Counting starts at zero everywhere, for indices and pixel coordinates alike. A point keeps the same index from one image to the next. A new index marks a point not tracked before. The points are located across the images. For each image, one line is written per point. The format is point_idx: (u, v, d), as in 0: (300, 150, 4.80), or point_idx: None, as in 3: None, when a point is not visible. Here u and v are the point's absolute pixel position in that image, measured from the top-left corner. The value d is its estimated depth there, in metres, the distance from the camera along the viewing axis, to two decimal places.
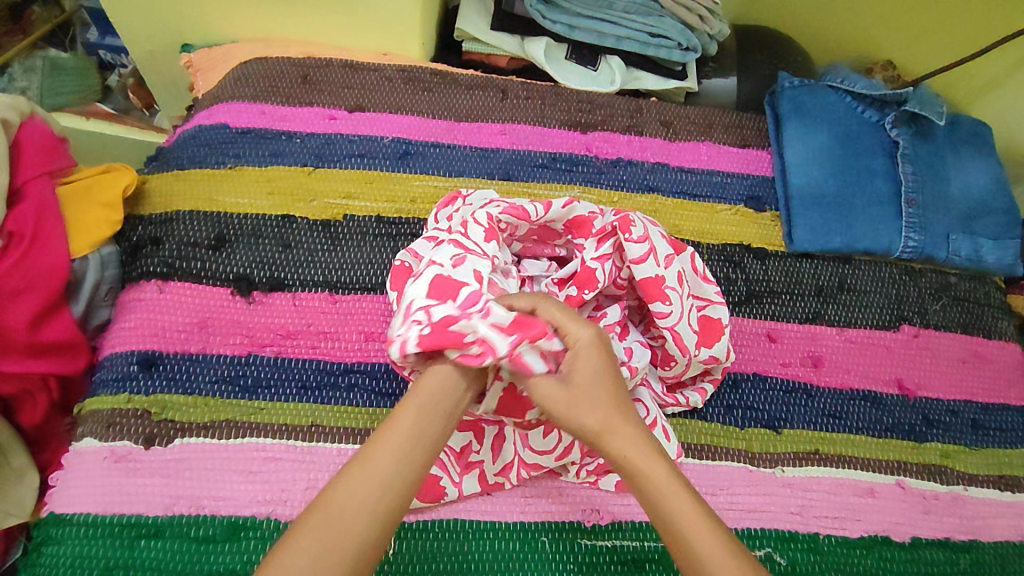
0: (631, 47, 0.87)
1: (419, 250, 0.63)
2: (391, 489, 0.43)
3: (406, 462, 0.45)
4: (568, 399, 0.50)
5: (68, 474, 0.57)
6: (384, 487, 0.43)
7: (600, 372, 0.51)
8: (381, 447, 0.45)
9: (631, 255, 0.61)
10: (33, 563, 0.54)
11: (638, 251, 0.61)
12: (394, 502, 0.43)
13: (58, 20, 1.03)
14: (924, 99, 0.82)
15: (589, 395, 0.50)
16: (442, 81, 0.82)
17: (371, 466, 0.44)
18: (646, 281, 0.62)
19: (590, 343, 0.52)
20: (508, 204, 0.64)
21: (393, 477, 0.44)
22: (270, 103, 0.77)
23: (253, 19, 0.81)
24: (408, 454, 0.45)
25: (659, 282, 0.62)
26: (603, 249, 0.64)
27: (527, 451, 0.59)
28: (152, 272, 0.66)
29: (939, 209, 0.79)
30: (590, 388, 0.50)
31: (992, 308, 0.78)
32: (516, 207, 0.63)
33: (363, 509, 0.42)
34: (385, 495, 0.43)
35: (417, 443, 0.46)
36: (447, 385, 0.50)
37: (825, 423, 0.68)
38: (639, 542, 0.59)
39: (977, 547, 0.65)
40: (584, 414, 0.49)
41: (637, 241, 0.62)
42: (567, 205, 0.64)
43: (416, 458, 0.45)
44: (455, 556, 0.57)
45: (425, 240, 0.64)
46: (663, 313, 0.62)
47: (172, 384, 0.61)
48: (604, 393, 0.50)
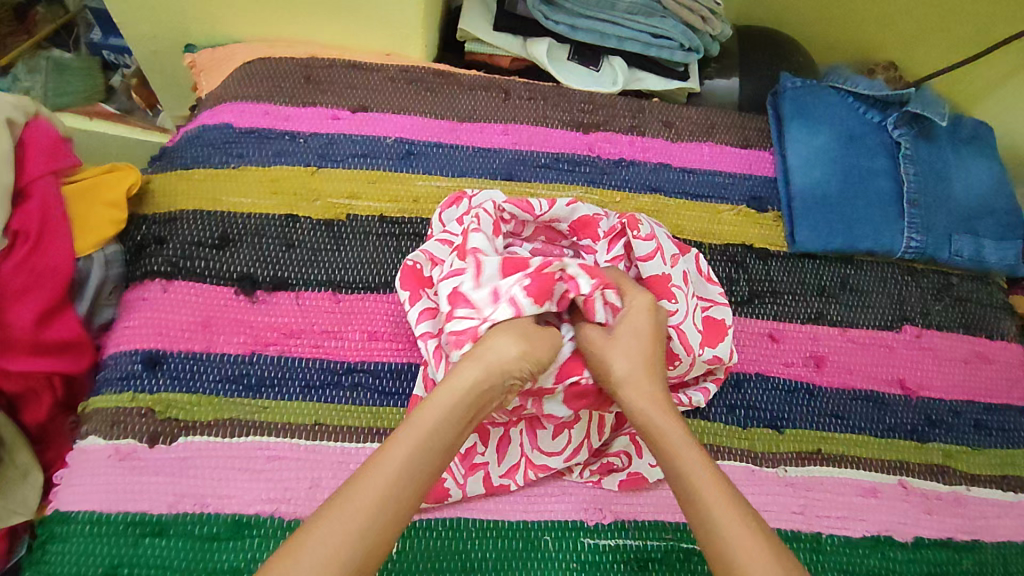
0: (633, 47, 0.88)
1: (434, 253, 0.65)
2: (378, 528, 0.43)
3: (388, 506, 0.44)
4: (609, 347, 0.57)
5: (74, 472, 0.57)
6: (367, 527, 0.43)
7: (643, 330, 0.57)
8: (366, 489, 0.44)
9: (639, 253, 0.64)
10: (38, 560, 0.54)
11: (646, 248, 0.64)
12: (377, 543, 0.43)
13: (61, 20, 1.04)
14: (927, 100, 0.82)
15: (627, 346, 0.57)
16: (445, 81, 0.82)
17: (357, 503, 0.44)
18: (655, 278, 0.64)
19: (642, 306, 0.59)
20: (517, 202, 0.65)
21: (379, 516, 0.44)
22: (274, 103, 0.77)
23: (257, 19, 0.81)
24: (390, 497, 0.45)
25: (666, 279, 0.64)
26: (615, 249, 0.67)
27: (535, 453, 0.61)
28: (156, 271, 0.66)
29: (941, 209, 0.79)
30: (630, 341, 0.57)
31: (995, 308, 0.78)
32: (525, 205, 0.65)
33: (342, 547, 0.42)
34: (368, 535, 0.43)
35: (406, 483, 0.46)
36: (442, 423, 0.49)
37: (828, 423, 0.68)
38: (642, 541, 0.60)
39: (979, 547, 0.65)
40: (615, 360, 0.56)
41: (644, 238, 0.64)
42: (570, 204, 0.66)
43: (400, 502, 0.45)
44: (458, 555, 0.57)
45: (440, 242, 0.66)
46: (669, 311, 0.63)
47: (176, 383, 0.61)
48: (641, 346, 0.57)
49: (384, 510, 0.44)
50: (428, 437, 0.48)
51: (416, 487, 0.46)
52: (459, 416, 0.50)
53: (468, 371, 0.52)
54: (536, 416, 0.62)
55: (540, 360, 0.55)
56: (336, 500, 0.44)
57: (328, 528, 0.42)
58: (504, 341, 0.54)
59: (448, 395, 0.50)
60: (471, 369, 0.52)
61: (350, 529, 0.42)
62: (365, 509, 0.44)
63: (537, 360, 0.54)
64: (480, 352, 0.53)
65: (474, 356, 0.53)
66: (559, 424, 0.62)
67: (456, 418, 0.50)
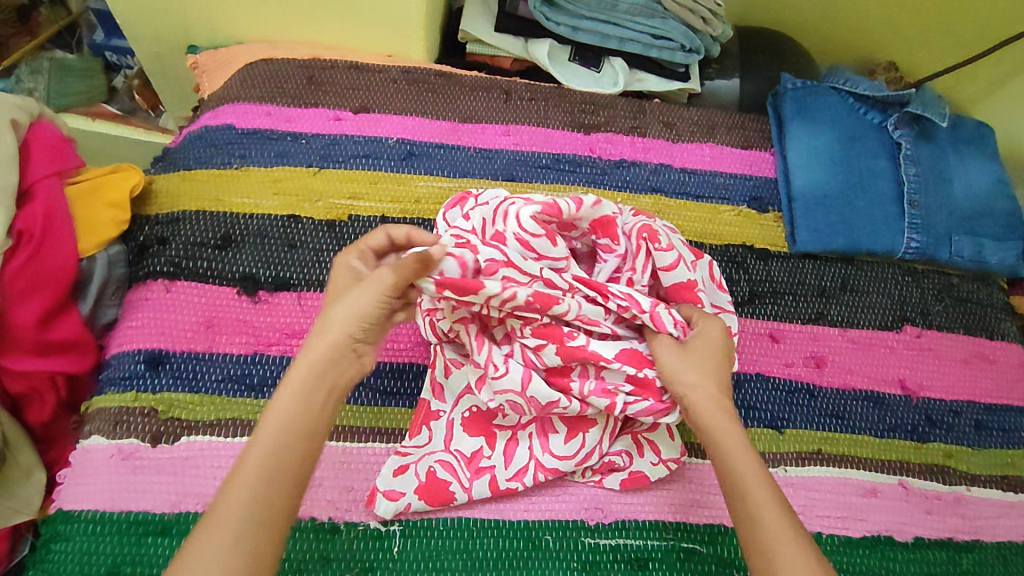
0: (634, 48, 0.88)
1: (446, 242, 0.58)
2: (257, 532, 0.43)
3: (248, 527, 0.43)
4: (680, 360, 0.56)
5: (77, 471, 0.58)
6: (240, 538, 0.42)
7: (713, 351, 0.57)
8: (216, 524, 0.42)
9: (659, 263, 0.62)
10: (41, 560, 0.54)
11: (667, 258, 0.62)
12: (264, 546, 0.43)
13: (64, 21, 1.04)
14: (927, 102, 0.83)
15: (698, 361, 0.56)
16: (446, 82, 0.82)
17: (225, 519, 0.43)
18: (677, 285, 0.62)
19: (707, 328, 0.58)
20: (543, 205, 0.60)
21: (250, 523, 0.43)
22: (276, 104, 0.78)
23: (258, 20, 0.82)
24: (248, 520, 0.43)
25: (691, 286, 0.62)
26: (646, 268, 0.62)
27: (546, 455, 0.60)
28: (158, 272, 0.66)
29: (942, 210, 0.79)
30: (699, 357, 0.56)
31: (995, 309, 0.79)
32: (553, 209, 0.60)
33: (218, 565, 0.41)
34: (247, 542, 0.42)
35: (273, 480, 0.45)
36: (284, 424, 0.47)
37: (828, 423, 0.69)
38: (642, 541, 0.60)
39: (978, 546, 0.65)
40: (687, 369, 0.56)
41: (664, 249, 0.62)
42: (597, 203, 0.62)
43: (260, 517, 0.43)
44: (460, 554, 0.57)
45: (454, 237, 0.59)
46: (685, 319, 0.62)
47: (178, 383, 0.62)
48: (708, 363, 0.56)
49: (260, 519, 0.43)
50: (282, 430, 0.47)
51: (284, 479, 0.45)
52: (302, 409, 0.48)
53: (305, 356, 0.50)
54: (548, 418, 0.61)
55: (369, 311, 0.51)
56: (203, 521, 0.43)
57: (197, 551, 0.41)
58: (330, 312, 0.51)
59: (293, 387, 0.49)
60: (308, 355, 0.50)
61: (222, 546, 0.42)
62: (234, 520, 0.43)
63: (366, 310, 0.51)
64: (315, 332, 0.51)
65: (312, 339, 0.51)
66: (571, 428, 0.60)
67: (308, 400, 0.48)
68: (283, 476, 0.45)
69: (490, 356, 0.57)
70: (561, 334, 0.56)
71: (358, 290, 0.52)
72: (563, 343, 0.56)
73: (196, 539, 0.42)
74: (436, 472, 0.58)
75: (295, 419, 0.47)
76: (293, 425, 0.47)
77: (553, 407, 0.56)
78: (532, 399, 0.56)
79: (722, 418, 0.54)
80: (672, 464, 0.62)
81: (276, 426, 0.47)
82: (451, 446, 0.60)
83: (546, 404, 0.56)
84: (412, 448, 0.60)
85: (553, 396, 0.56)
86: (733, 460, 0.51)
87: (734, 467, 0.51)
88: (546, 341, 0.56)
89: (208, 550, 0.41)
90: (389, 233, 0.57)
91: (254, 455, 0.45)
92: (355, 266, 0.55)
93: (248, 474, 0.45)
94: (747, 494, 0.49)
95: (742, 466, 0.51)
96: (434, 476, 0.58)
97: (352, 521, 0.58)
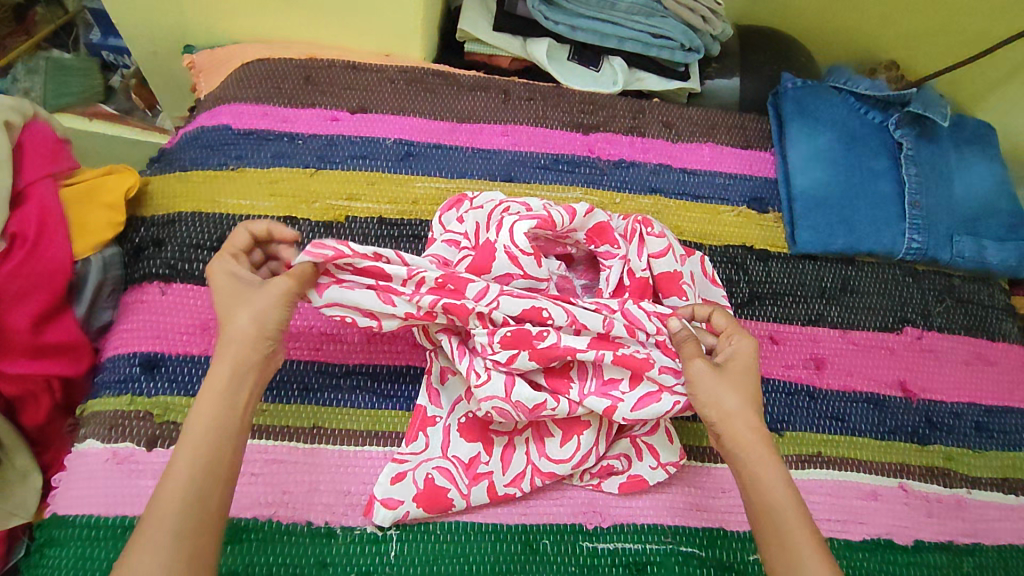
0: (634, 48, 0.87)
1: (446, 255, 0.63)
2: (197, 534, 0.44)
3: (189, 534, 0.43)
4: (720, 386, 0.52)
5: (71, 476, 0.57)
6: (179, 542, 0.43)
7: (750, 373, 0.54)
8: (149, 535, 0.42)
9: (652, 250, 0.64)
10: (36, 564, 0.54)
11: (658, 245, 0.64)
12: (206, 551, 0.44)
13: (61, 20, 1.04)
14: (929, 100, 0.82)
15: (735, 382, 0.53)
16: (444, 82, 0.82)
17: (166, 526, 0.43)
18: (665, 276, 0.64)
19: (750, 352, 0.55)
20: (535, 218, 0.61)
21: (188, 529, 0.43)
22: (273, 105, 0.77)
23: (255, 20, 0.81)
24: (188, 528, 0.43)
25: (677, 276, 0.64)
26: (641, 253, 0.64)
27: (543, 460, 0.59)
28: (154, 274, 0.66)
29: (943, 210, 0.79)
30: (741, 384, 0.53)
31: (996, 309, 0.78)
32: (546, 221, 0.61)
33: (164, 560, 0.42)
34: (190, 543, 0.43)
35: (207, 484, 0.45)
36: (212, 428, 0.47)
37: (827, 425, 0.68)
38: (640, 545, 0.59)
39: (980, 550, 0.65)
40: (725, 390, 0.52)
41: (656, 236, 0.65)
42: (589, 211, 0.63)
43: (199, 526, 0.44)
44: (456, 558, 0.57)
45: (447, 244, 0.64)
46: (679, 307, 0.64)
47: (174, 386, 0.61)
48: (750, 390, 0.53)
49: (199, 523, 0.44)
50: (208, 438, 0.47)
51: (216, 484, 0.46)
52: (227, 414, 0.48)
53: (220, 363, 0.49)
54: (543, 424, 0.61)
55: (275, 314, 0.52)
56: (138, 532, 0.43)
57: (138, 558, 0.41)
58: (235, 317, 0.51)
59: (211, 391, 0.48)
60: (224, 360, 0.50)
61: (165, 552, 0.42)
62: (172, 526, 0.43)
63: (265, 309, 0.51)
64: (223, 337, 0.50)
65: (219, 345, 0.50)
66: (567, 431, 0.60)
67: (229, 403, 0.49)
68: (214, 478, 0.46)
69: (472, 365, 0.57)
70: (530, 337, 0.57)
71: (262, 295, 0.52)
72: (535, 346, 0.56)
73: (135, 546, 0.42)
74: (434, 478, 0.58)
75: (220, 424, 0.48)
76: (220, 426, 0.47)
77: (540, 410, 0.56)
78: (518, 404, 0.56)
79: (762, 453, 0.50)
80: (671, 468, 0.61)
81: (203, 431, 0.47)
82: (449, 452, 0.59)
83: (534, 408, 0.56)
84: (410, 454, 0.59)
85: (539, 398, 0.56)
86: (778, 500, 0.48)
87: (777, 507, 0.48)
88: (517, 349, 0.56)
89: (151, 560, 0.41)
90: (251, 230, 0.57)
91: (183, 461, 0.45)
92: (234, 268, 0.54)
93: (180, 481, 0.44)
94: (787, 532, 0.47)
95: (785, 506, 0.48)
96: (432, 483, 0.58)
97: (348, 525, 0.57)
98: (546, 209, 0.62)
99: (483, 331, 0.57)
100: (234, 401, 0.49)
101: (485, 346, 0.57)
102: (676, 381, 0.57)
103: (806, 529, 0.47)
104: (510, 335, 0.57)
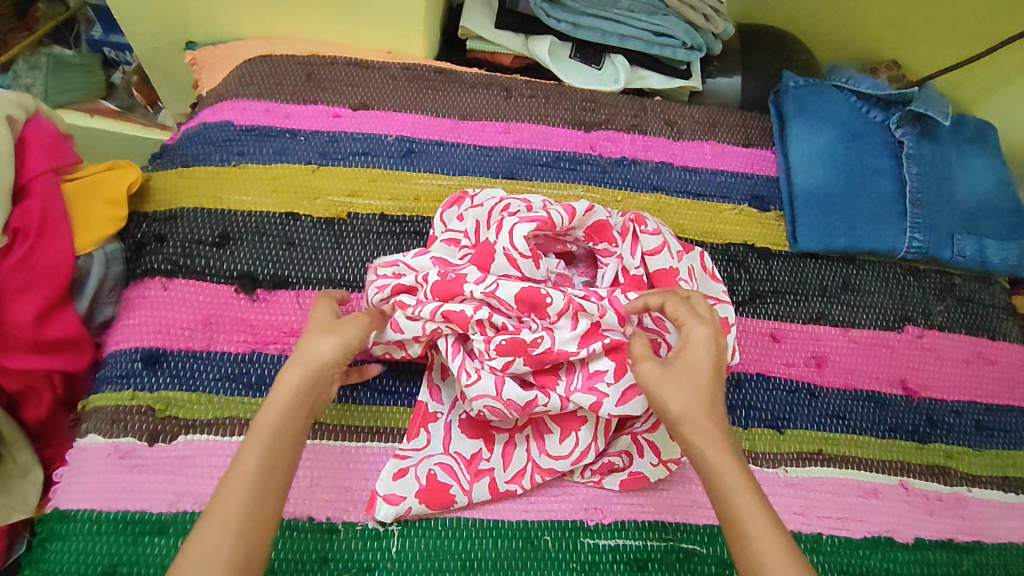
0: (636, 46, 0.87)
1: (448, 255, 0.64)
2: (254, 542, 0.43)
3: (247, 539, 0.43)
4: (664, 387, 0.50)
5: (73, 470, 0.58)
6: (239, 546, 0.43)
7: (699, 366, 0.51)
8: (209, 533, 0.42)
9: (646, 247, 0.64)
10: (37, 559, 0.54)
11: (653, 242, 0.64)
12: (258, 561, 0.43)
13: (63, 16, 1.04)
14: (931, 99, 0.81)
15: (682, 380, 0.51)
16: (447, 79, 0.82)
17: (225, 529, 0.43)
18: (661, 272, 0.64)
19: (703, 342, 0.52)
20: (535, 220, 0.61)
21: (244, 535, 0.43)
22: (275, 102, 0.77)
23: (257, 17, 0.81)
24: (249, 534, 0.43)
25: (672, 272, 0.63)
26: (635, 251, 0.64)
27: (543, 457, 0.59)
28: (156, 269, 0.66)
29: (944, 210, 0.79)
30: (688, 379, 0.51)
31: (997, 309, 0.78)
32: (546, 222, 0.61)
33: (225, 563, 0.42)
34: (246, 548, 0.43)
35: (267, 491, 0.45)
36: (280, 438, 0.48)
37: (829, 423, 0.68)
38: (641, 542, 0.60)
39: (980, 548, 0.65)
40: (670, 395, 0.50)
41: (650, 233, 0.64)
42: (589, 209, 0.64)
43: (259, 533, 0.44)
44: (458, 554, 0.57)
45: (447, 242, 0.64)
46: None
47: (176, 382, 0.61)
48: (701, 383, 0.50)
49: (257, 533, 0.44)
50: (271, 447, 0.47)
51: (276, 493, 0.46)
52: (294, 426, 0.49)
53: (289, 375, 0.50)
54: (542, 420, 0.61)
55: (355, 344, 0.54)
56: (198, 531, 0.43)
57: (199, 557, 0.41)
58: (316, 340, 0.52)
59: (278, 400, 0.49)
60: (293, 374, 0.50)
61: (225, 553, 0.42)
62: (232, 528, 0.43)
63: (351, 340, 0.53)
64: (298, 354, 0.52)
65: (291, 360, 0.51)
66: (566, 428, 0.60)
67: (293, 414, 0.49)
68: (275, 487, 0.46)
69: (463, 364, 0.58)
70: (525, 344, 0.57)
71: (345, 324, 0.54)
72: (530, 352, 0.57)
73: (195, 544, 0.42)
74: (435, 474, 0.58)
75: (285, 434, 0.48)
76: (283, 435, 0.48)
77: (532, 407, 0.57)
78: (510, 403, 0.56)
79: (716, 453, 0.48)
80: (672, 465, 0.61)
81: (268, 440, 0.47)
82: (450, 449, 0.60)
83: (524, 406, 0.57)
84: (411, 450, 0.59)
85: (528, 396, 0.57)
86: (733, 503, 0.46)
87: (734, 508, 0.46)
88: (513, 356, 0.57)
89: (210, 560, 0.41)
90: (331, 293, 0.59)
91: (247, 465, 0.46)
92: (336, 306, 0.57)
93: (244, 484, 0.45)
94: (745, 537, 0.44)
95: (742, 507, 0.45)
96: (433, 479, 0.58)
97: (350, 521, 0.58)
98: (546, 210, 0.62)
99: (481, 337, 0.58)
100: (297, 414, 0.49)
101: (483, 350, 0.58)
102: None
103: (766, 532, 0.44)
104: (506, 342, 0.57)
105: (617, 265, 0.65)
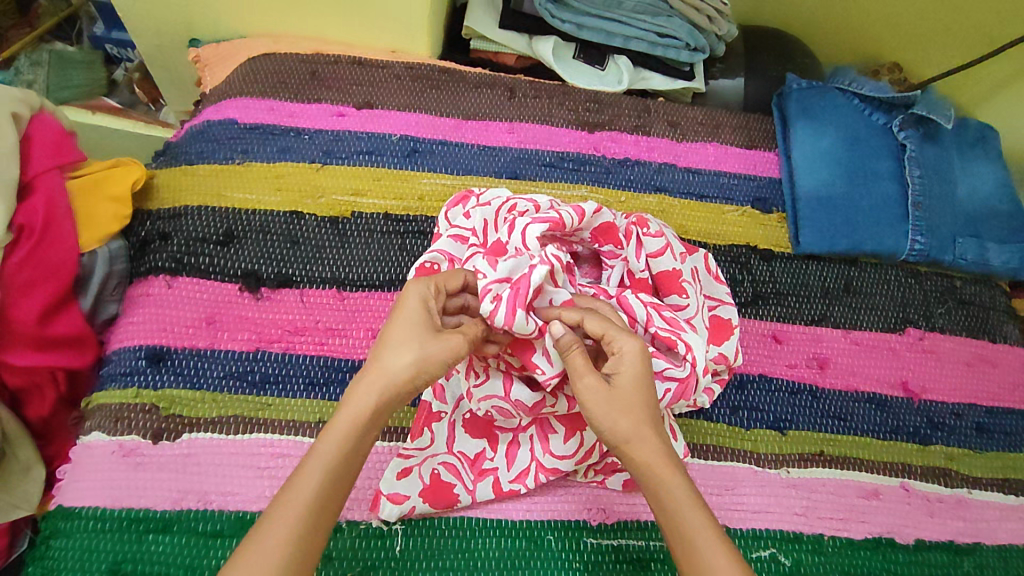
0: (639, 47, 0.87)
1: (451, 250, 0.62)
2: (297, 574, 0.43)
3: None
4: (611, 406, 0.50)
5: (76, 468, 0.57)
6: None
7: (637, 383, 0.51)
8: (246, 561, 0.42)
9: (649, 250, 0.65)
10: (41, 556, 0.54)
11: (656, 245, 0.65)
12: None
13: (64, 13, 1.04)
14: (933, 103, 0.82)
15: (628, 400, 0.50)
16: (451, 78, 0.82)
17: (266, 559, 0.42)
18: (665, 273, 0.65)
19: (636, 357, 0.52)
20: (547, 220, 0.60)
21: (295, 549, 0.43)
22: (279, 100, 0.77)
23: (262, 16, 0.81)
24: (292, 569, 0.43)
25: (676, 274, 0.64)
26: (638, 254, 0.65)
27: (546, 457, 0.59)
28: (160, 267, 0.66)
29: (946, 212, 0.79)
30: (630, 396, 0.50)
31: (997, 311, 0.79)
32: (558, 223, 0.60)
33: None
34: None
35: (320, 518, 0.45)
36: (340, 468, 0.47)
37: (831, 424, 0.69)
38: (644, 541, 0.60)
39: (980, 549, 0.65)
40: (619, 415, 0.49)
41: (653, 235, 0.65)
42: (597, 211, 0.63)
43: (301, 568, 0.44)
44: (463, 553, 0.57)
45: (453, 237, 0.64)
46: (680, 305, 0.64)
47: (179, 380, 0.61)
48: (643, 398, 0.51)
49: (302, 562, 0.44)
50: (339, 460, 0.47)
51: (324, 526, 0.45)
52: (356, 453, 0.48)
53: (366, 394, 0.49)
54: (546, 421, 0.61)
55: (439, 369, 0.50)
56: (242, 555, 0.43)
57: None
58: (400, 356, 0.49)
59: (345, 422, 0.48)
60: (366, 395, 0.49)
61: None
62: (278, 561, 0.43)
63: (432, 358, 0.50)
64: (375, 369, 0.50)
65: (366, 375, 0.49)
66: (569, 428, 0.60)
67: (359, 440, 0.48)
68: (331, 507, 0.46)
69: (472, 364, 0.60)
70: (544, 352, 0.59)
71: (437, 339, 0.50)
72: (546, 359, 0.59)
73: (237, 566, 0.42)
74: (439, 474, 0.58)
75: (345, 464, 0.47)
76: (344, 464, 0.47)
77: (540, 407, 0.58)
78: (517, 402, 0.58)
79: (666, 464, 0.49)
80: None
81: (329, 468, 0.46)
82: (454, 448, 0.60)
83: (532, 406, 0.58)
84: (415, 450, 0.60)
85: (537, 397, 0.58)
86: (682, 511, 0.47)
87: (686, 525, 0.47)
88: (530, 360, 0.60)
89: None
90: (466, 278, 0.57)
91: (305, 491, 0.45)
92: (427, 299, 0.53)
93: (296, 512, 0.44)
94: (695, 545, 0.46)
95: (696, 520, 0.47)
96: (437, 478, 0.58)
97: (354, 520, 0.57)
98: (555, 211, 0.62)
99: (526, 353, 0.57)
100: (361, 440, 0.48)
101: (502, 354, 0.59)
102: (666, 366, 0.59)
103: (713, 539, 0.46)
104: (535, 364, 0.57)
105: (621, 268, 0.66)
